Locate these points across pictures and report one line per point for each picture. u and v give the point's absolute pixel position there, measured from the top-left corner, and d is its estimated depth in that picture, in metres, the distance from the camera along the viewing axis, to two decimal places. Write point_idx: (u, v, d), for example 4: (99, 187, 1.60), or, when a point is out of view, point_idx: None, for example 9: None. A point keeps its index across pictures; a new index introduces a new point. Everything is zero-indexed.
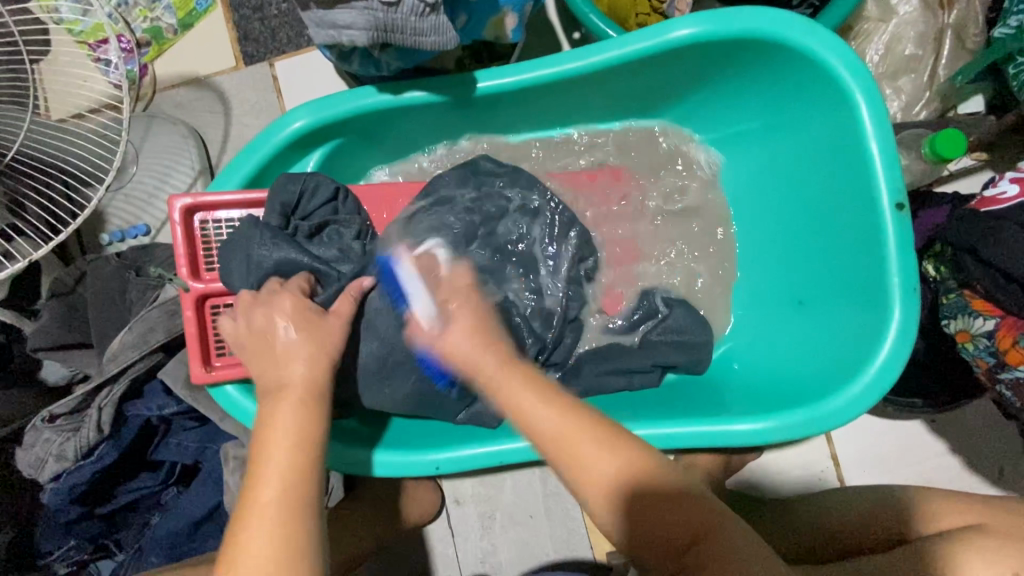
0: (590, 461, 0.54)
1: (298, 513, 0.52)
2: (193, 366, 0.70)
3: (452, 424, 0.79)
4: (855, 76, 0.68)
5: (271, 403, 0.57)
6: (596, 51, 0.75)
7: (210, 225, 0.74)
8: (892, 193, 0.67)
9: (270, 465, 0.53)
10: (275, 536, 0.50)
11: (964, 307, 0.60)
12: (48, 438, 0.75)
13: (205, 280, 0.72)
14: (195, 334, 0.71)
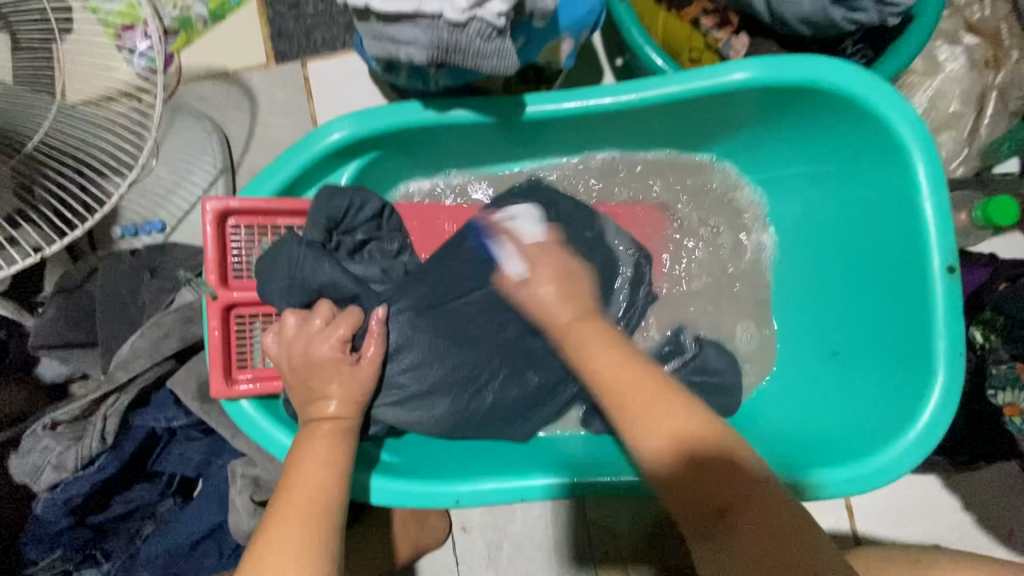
0: (661, 417, 0.52)
1: (310, 535, 0.51)
2: (214, 379, 0.68)
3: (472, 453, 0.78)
4: (914, 133, 0.67)
5: (307, 436, 0.60)
6: (651, 86, 0.73)
7: (242, 231, 0.71)
8: (944, 255, 0.66)
9: (298, 492, 0.54)
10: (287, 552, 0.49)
11: (1014, 379, 0.60)
12: (47, 446, 0.70)
13: (234, 289, 0.70)
14: (219, 344, 0.68)
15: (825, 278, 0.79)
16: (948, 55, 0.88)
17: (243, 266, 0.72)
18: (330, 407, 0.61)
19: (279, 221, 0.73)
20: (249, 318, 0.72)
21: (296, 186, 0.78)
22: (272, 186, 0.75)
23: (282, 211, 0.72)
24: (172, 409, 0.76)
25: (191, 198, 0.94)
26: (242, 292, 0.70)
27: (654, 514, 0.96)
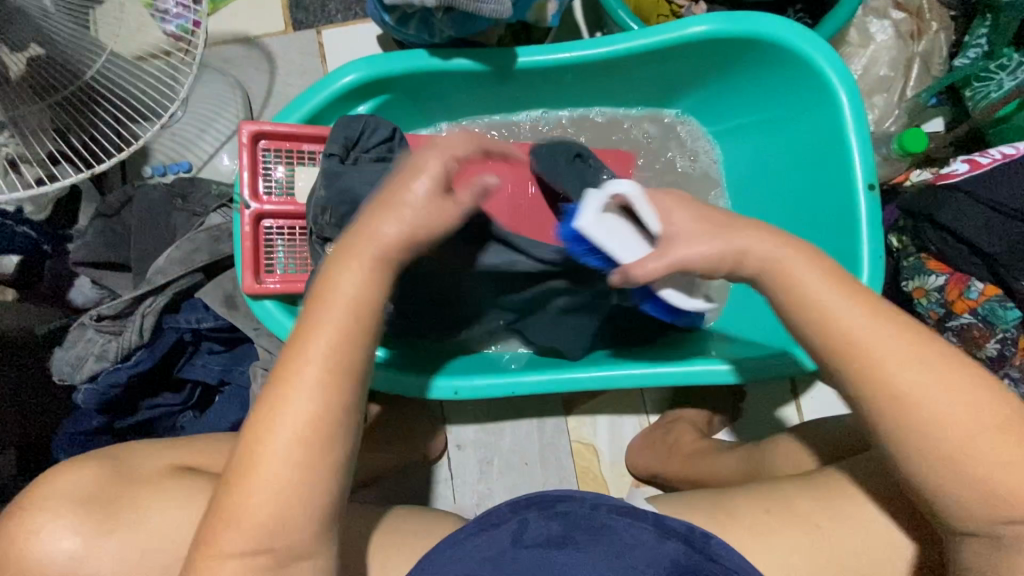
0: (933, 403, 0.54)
1: (339, 377, 0.54)
2: (245, 275, 0.79)
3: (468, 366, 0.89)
4: (840, 76, 0.81)
5: (339, 263, 0.55)
6: (621, 39, 0.86)
7: (271, 153, 0.83)
8: (865, 176, 0.80)
9: (324, 330, 0.54)
10: (318, 388, 0.54)
11: (920, 268, 0.71)
12: (91, 338, 0.80)
13: (263, 202, 0.81)
14: (251, 246, 0.80)
15: (775, 210, 0.92)
16: (878, 28, 1.02)
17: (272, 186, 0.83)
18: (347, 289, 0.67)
19: (304, 147, 0.84)
20: (275, 229, 0.83)
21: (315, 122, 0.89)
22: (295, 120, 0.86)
23: (306, 137, 0.83)
24: (200, 315, 0.85)
25: (214, 143, 1.05)
26: (270, 205, 0.82)
27: (630, 433, 1.06)
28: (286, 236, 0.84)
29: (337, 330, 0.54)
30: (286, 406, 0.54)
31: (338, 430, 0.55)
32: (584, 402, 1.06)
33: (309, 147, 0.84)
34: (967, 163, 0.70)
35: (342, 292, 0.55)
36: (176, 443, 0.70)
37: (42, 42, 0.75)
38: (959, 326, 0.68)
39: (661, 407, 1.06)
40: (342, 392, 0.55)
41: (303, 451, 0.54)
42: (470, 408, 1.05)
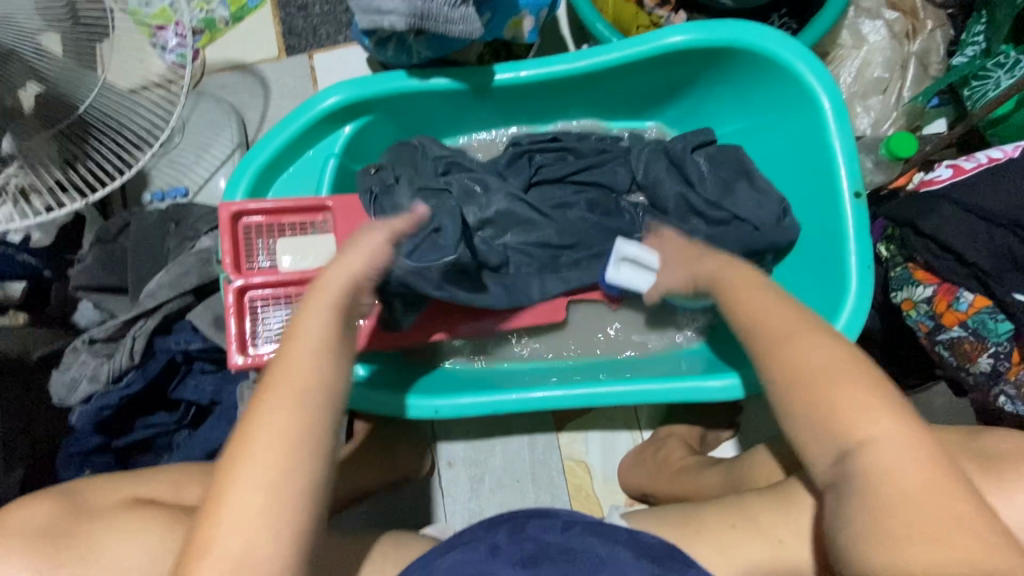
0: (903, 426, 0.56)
1: (308, 420, 0.55)
2: (230, 354, 0.79)
3: (488, 410, 0.84)
4: (820, 79, 0.79)
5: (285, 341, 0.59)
6: (598, 52, 0.86)
7: (251, 228, 0.85)
8: (852, 182, 0.77)
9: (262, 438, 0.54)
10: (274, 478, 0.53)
11: (908, 279, 0.68)
12: (84, 360, 0.84)
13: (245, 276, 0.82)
14: (235, 321, 0.81)
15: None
16: (871, 29, 0.99)
17: (255, 261, 0.85)
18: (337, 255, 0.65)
19: (282, 219, 0.86)
20: (259, 302, 0.83)
21: (290, 152, 0.91)
22: (272, 149, 0.88)
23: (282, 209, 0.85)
24: (190, 336, 0.88)
25: (211, 168, 1.09)
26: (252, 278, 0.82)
27: (623, 449, 1.04)
28: (270, 311, 0.83)
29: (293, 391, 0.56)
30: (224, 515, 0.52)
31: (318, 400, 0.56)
32: (574, 418, 1.05)
33: (288, 218, 0.86)
34: (949, 169, 0.69)
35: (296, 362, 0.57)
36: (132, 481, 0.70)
37: (39, 82, 0.76)
38: (949, 339, 0.65)
39: (654, 422, 1.04)
40: (297, 449, 0.54)
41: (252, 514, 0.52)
42: (459, 426, 1.05)
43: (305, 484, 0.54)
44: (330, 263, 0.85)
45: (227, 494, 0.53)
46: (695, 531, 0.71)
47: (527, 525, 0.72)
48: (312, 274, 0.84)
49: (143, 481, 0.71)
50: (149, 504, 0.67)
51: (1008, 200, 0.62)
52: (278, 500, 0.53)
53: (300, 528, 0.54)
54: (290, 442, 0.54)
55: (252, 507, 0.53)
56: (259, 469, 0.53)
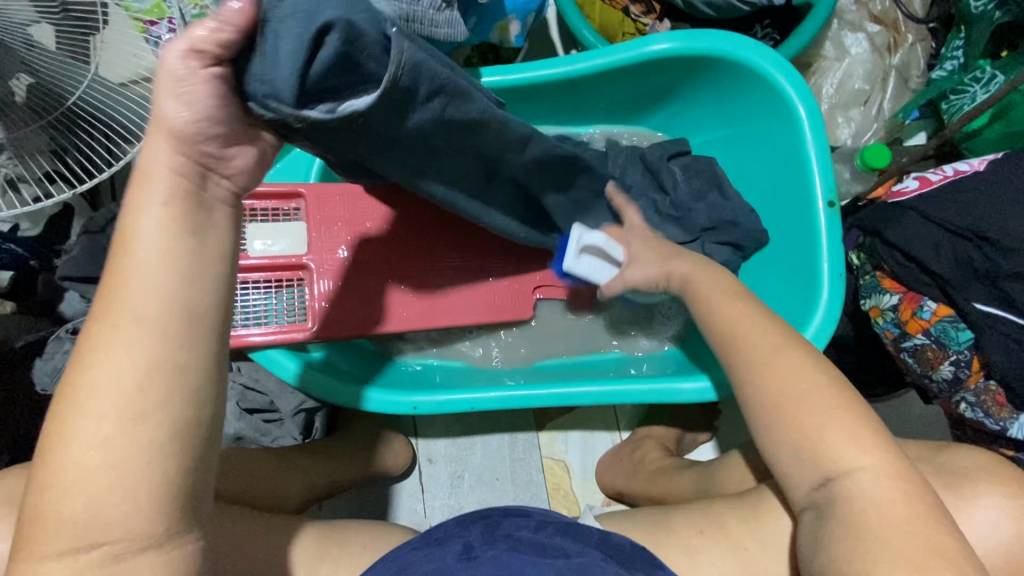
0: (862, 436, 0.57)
1: (162, 347, 0.43)
2: None
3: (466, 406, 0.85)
4: (798, 90, 0.81)
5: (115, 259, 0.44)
6: (583, 58, 0.87)
7: None
8: (826, 192, 0.78)
9: (103, 368, 0.42)
10: (122, 417, 0.42)
11: (876, 286, 0.70)
12: (68, 349, 0.84)
13: None
14: None
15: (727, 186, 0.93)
16: (853, 42, 1.01)
17: None
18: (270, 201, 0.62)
19: (252, 205, 0.87)
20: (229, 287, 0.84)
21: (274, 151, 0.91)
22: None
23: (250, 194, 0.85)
24: None
25: None
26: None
27: (602, 449, 1.05)
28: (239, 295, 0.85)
29: (136, 319, 0.43)
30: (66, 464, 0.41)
31: (185, 324, 0.44)
32: (554, 418, 1.06)
33: (258, 204, 0.87)
34: (916, 181, 0.70)
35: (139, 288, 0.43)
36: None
37: (31, 74, 0.77)
38: (913, 347, 0.67)
39: (633, 424, 1.05)
40: (150, 384, 0.42)
41: (104, 463, 0.41)
42: (441, 423, 1.07)
43: (163, 414, 0.43)
44: (299, 250, 0.87)
45: (62, 434, 0.42)
46: (664, 534, 0.72)
47: (501, 524, 0.72)
48: (280, 262, 0.86)
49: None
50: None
51: (971, 213, 0.63)
52: (131, 441, 0.42)
53: (167, 469, 0.43)
54: (132, 365, 0.42)
55: (99, 452, 0.41)
56: (99, 396, 0.42)
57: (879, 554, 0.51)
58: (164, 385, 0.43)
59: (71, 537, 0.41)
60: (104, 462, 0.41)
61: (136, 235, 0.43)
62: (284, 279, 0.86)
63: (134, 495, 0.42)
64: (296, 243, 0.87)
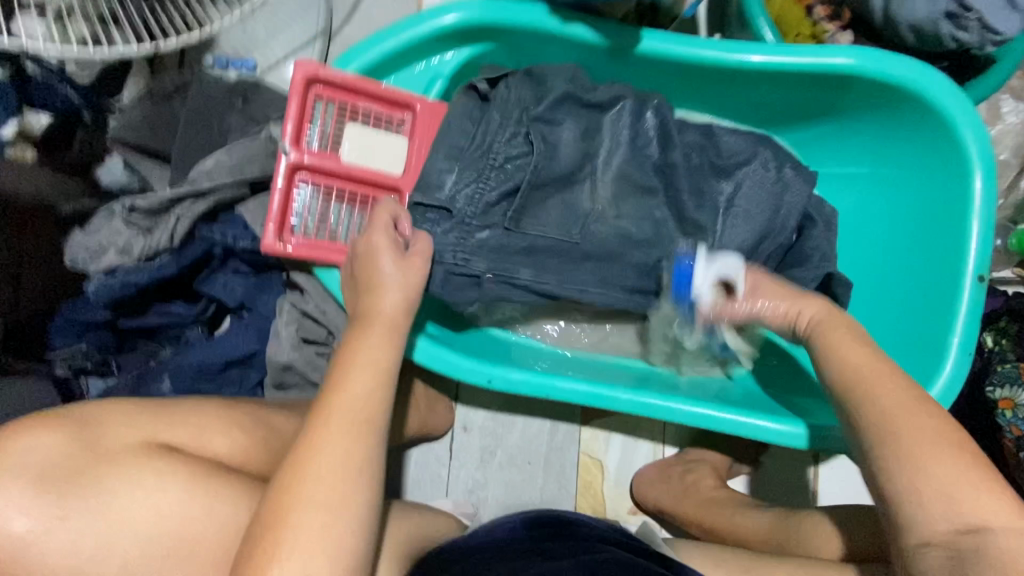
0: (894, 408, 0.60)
1: (364, 425, 0.60)
2: (268, 233, 0.75)
3: (547, 394, 0.78)
4: (982, 151, 0.75)
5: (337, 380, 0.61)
6: (757, 51, 0.78)
7: (322, 99, 0.79)
8: (977, 265, 0.74)
9: (318, 457, 0.57)
10: (328, 516, 0.55)
11: (1014, 378, 0.68)
12: (117, 228, 0.73)
13: (306, 152, 0.78)
14: (281, 200, 0.77)
15: (856, 225, 0.88)
16: (1012, 108, 0.95)
17: (317, 138, 0.80)
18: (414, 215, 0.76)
19: (359, 103, 0.81)
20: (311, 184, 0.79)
21: (386, 66, 0.83)
22: (369, 57, 0.80)
23: (364, 92, 0.80)
24: (238, 233, 0.79)
25: (286, 49, 0.94)
26: (310, 158, 0.78)
27: (641, 459, 1.02)
28: (319, 196, 0.80)
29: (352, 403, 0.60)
30: (290, 526, 0.54)
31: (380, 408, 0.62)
32: (602, 416, 1.02)
33: (366, 104, 0.81)
34: None
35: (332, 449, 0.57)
36: (146, 407, 0.62)
37: None
38: None
39: (679, 440, 1.02)
40: (365, 453, 0.59)
41: (320, 512, 0.55)
42: (485, 393, 1.01)
43: (343, 510, 0.56)
44: (394, 169, 0.82)
45: (297, 479, 0.56)
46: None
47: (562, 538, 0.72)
48: (373, 176, 0.81)
49: (168, 418, 0.62)
50: (172, 452, 0.58)
51: None
52: (337, 498, 0.56)
53: (371, 475, 0.59)
54: (354, 412, 0.60)
55: (313, 524, 0.54)
56: (321, 488, 0.55)
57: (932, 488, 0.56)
58: (359, 460, 0.58)
59: (297, 565, 0.53)
60: (319, 532, 0.54)
61: (365, 347, 0.64)
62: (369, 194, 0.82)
63: (345, 520, 0.56)
64: (392, 161, 0.82)
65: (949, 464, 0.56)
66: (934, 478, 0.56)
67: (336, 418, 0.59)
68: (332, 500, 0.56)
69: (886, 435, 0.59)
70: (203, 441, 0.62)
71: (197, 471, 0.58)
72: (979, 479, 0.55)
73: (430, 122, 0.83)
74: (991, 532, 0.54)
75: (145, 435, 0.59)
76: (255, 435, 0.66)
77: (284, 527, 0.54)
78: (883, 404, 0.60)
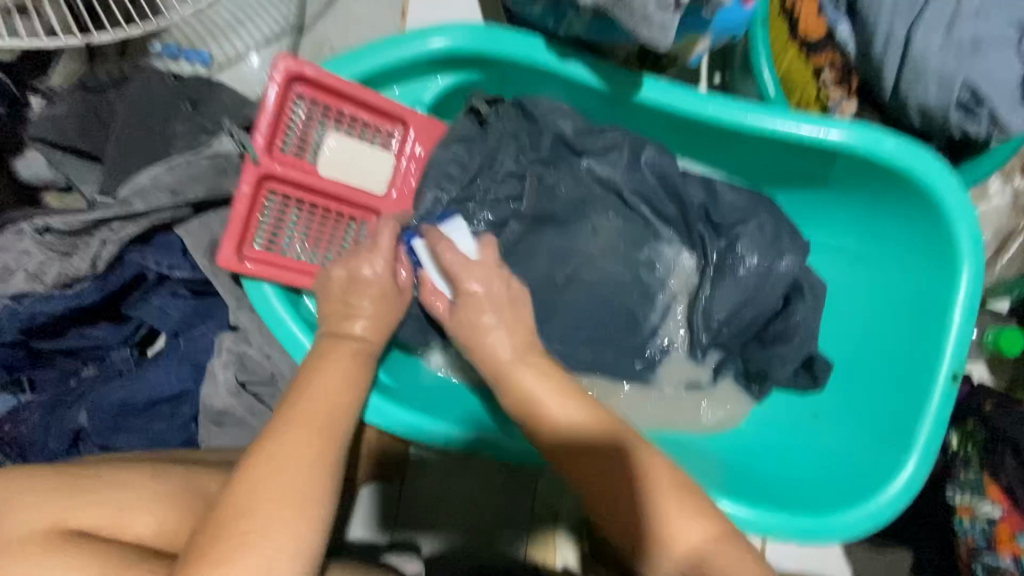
0: (610, 469, 0.61)
1: (332, 430, 0.59)
2: (226, 250, 0.66)
3: (510, 454, 0.72)
4: (971, 247, 0.72)
5: (311, 374, 0.62)
6: (758, 113, 0.74)
7: (304, 100, 0.70)
8: (953, 364, 0.72)
9: (278, 460, 0.55)
10: (285, 528, 0.52)
11: (977, 487, 0.68)
12: (27, 250, 0.65)
13: (277, 162, 0.70)
14: (242, 215, 0.68)
15: (837, 298, 0.85)
16: (998, 189, 0.94)
17: (291, 142, 0.72)
18: (379, 262, 0.69)
19: (346, 107, 0.72)
20: (278, 196, 0.72)
21: (372, 82, 0.75)
22: (353, 74, 0.72)
23: (353, 98, 0.71)
24: (174, 259, 0.71)
25: (248, 43, 0.84)
26: (282, 168, 0.70)
27: None
28: (289, 210, 0.73)
29: (325, 405, 0.60)
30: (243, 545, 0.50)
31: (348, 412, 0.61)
32: None
33: (352, 110, 0.72)
34: None
35: (293, 449, 0.56)
36: (54, 482, 0.55)
37: None
38: (990, 563, 0.66)
39: None
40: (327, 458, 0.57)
41: (276, 522, 0.52)
42: None
43: (297, 527, 0.52)
44: (377, 188, 0.76)
45: (262, 477, 0.54)
46: None
47: None
48: (352, 195, 0.75)
49: (81, 494, 0.55)
50: (80, 540, 0.52)
51: None
52: (291, 502, 0.53)
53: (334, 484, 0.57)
54: (330, 410, 0.59)
55: (268, 545, 0.51)
56: (270, 491, 0.53)
57: (656, 502, 0.59)
58: (320, 461, 0.56)
59: (257, 566, 0.49)
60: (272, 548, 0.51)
61: (346, 361, 0.64)
62: (343, 214, 0.75)
63: (300, 530, 0.52)
64: (376, 181, 0.76)
65: (687, 522, 0.58)
66: (660, 509, 0.59)
67: (306, 420, 0.58)
68: (295, 503, 0.53)
69: (609, 461, 0.61)
70: (123, 521, 0.56)
71: (115, 557, 0.52)
72: (702, 517, 0.58)
73: (420, 139, 0.77)
74: (710, 552, 0.57)
75: (49, 518, 0.53)
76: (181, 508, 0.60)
77: (234, 552, 0.50)
78: (597, 487, 0.61)
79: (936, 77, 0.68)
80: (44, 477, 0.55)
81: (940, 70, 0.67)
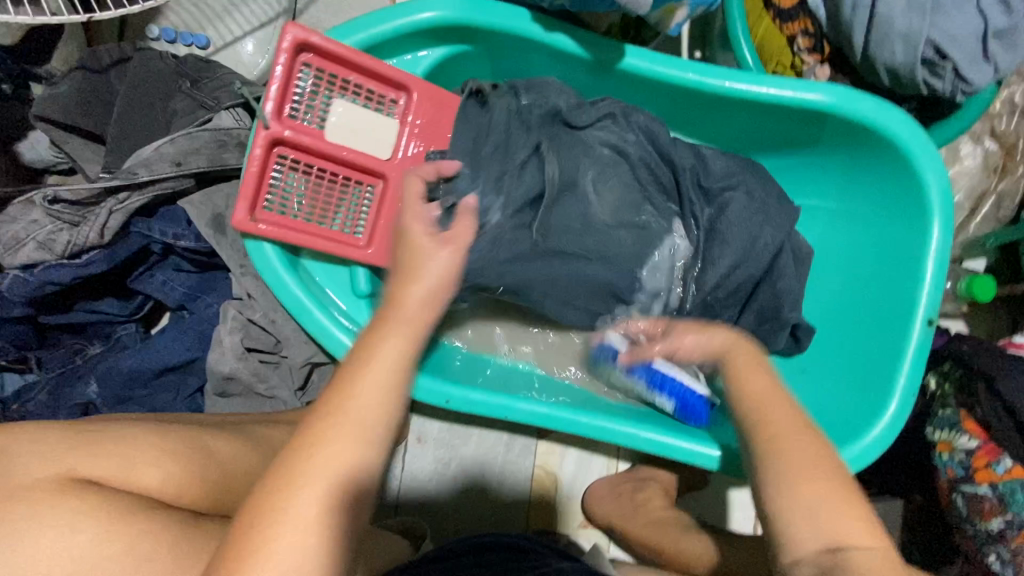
0: (796, 438, 0.55)
1: (385, 400, 0.52)
2: (239, 208, 0.70)
3: (508, 410, 0.75)
4: (941, 199, 0.76)
5: (371, 342, 0.55)
6: (737, 78, 0.77)
7: (311, 69, 0.73)
8: (927, 309, 0.75)
9: (329, 435, 0.50)
10: (326, 505, 0.47)
11: (954, 422, 0.71)
12: (36, 220, 0.68)
13: (287, 126, 0.72)
14: (254, 177, 0.71)
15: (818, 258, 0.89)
16: (969, 152, 0.97)
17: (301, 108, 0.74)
18: None
19: (351, 76, 0.75)
20: (289, 160, 0.74)
21: (375, 51, 0.78)
22: (353, 43, 0.75)
23: (356, 65, 0.74)
24: (178, 229, 0.73)
25: (243, 26, 0.86)
26: (291, 132, 0.72)
27: (596, 473, 1.01)
28: (302, 174, 0.75)
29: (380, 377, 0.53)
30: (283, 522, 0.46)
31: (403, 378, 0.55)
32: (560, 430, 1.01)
33: (358, 78, 0.75)
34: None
35: (341, 426, 0.50)
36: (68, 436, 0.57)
37: None
38: (971, 492, 0.69)
39: (632, 456, 1.02)
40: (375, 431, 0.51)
41: (319, 500, 0.47)
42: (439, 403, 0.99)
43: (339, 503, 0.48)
44: (383, 153, 0.77)
45: (306, 450, 0.49)
46: None
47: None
48: (359, 159, 0.76)
49: (94, 447, 0.57)
50: (94, 486, 0.54)
51: None
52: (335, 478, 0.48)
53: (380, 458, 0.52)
54: (377, 384, 0.53)
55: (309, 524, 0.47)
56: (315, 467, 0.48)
57: (799, 509, 0.51)
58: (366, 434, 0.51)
59: (296, 554, 0.46)
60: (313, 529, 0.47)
61: (391, 330, 0.56)
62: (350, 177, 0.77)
63: (342, 507, 0.48)
64: (381, 146, 0.77)
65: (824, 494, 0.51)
66: (804, 497, 0.52)
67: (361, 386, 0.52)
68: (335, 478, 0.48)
69: (770, 444, 0.55)
70: (136, 468, 0.58)
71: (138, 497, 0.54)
72: (863, 522, 0.51)
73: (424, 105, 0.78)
74: (851, 550, 0.49)
75: (63, 468, 0.54)
76: (191, 463, 0.62)
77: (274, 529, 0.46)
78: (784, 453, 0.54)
79: (901, 37, 0.71)
80: (57, 433, 0.57)
81: (905, 31, 0.71)
